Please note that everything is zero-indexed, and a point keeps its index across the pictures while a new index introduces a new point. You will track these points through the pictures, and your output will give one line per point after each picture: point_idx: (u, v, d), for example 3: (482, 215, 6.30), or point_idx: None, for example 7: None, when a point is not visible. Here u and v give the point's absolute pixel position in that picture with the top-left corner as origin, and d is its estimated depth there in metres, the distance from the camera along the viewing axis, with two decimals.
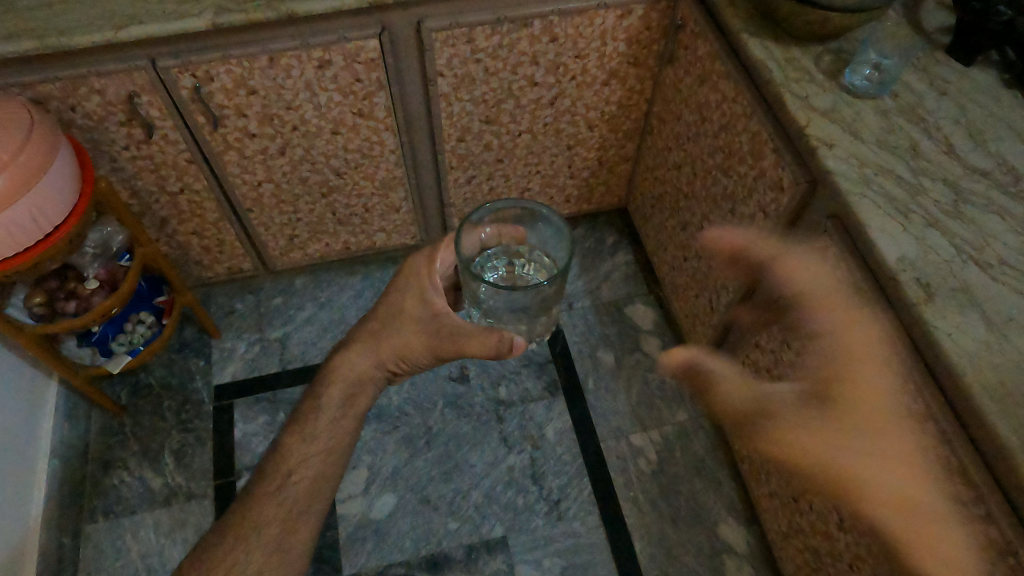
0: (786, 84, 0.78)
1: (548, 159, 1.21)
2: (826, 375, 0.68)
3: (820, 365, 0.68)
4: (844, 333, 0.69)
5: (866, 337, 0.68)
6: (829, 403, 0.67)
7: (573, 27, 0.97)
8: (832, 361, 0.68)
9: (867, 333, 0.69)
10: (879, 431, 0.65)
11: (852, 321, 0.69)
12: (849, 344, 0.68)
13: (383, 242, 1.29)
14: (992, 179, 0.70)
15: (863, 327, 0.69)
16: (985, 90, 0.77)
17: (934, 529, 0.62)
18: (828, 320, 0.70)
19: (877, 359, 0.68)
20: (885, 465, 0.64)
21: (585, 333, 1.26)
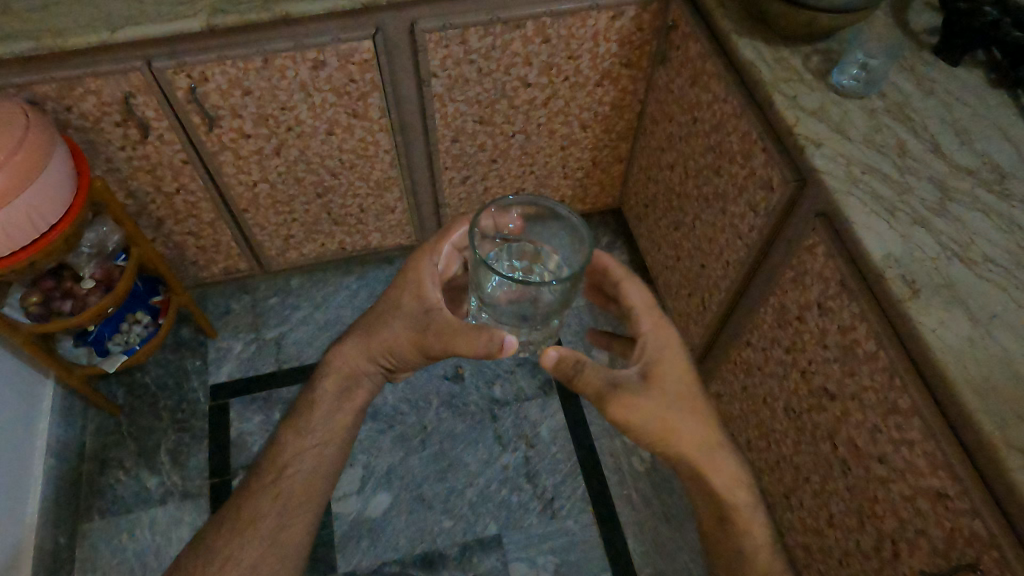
0: (774, 84, 0.79)
1: (543, 159, 1.22)
2: (652, 361, 0.65)
3: (654, 351, 0.65)
4: (651, 334, 0.66)
5: (673, 342, 0.66)
6: (659, 380, 0.64)
7: (565, 28, 0.98)
8: (664, 351, 0.65)
9: (664, 327, 0.66)
10: (700, 417, 0.67)
11: (662, 324, 0.66)
12: (665, 341, 0.66)
13: (378, 242, 1.30)
14: (978, 177, 0.71)
15: (667, 332, 0.66)
16: (972, 89, 0.78)
17: (737, 493, 0.69)
18: (648, 320, 0.66)
19: (681, 358, 0.66)
20: (700, 445, 0.67)
21: (579, 333, 1.27)
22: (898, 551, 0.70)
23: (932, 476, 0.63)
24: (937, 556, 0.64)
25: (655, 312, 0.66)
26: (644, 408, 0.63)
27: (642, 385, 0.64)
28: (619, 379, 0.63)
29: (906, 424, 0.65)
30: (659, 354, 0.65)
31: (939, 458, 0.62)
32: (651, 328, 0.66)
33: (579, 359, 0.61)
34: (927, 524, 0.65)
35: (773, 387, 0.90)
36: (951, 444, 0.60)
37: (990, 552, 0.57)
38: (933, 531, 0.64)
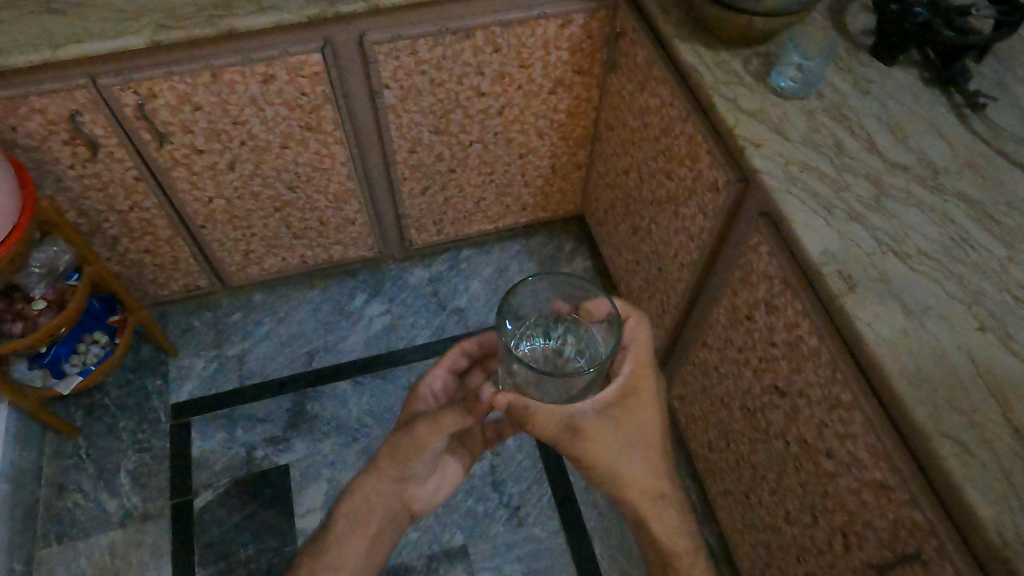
0: (715, 87, 0.80)
1: (501, 168, 1.22)
2: (613, 400, 0.64)
3: (624, 392, 0.65)
4: (631, 377, 0.65)
5: (648, 389, 0.66)
6: (615, 422, 0.64)
7: (515, 37, 0.99)
8: (635, 392, 0.65)
9: (647, 374, 0.66)
10: (655, 468, 0.68)
11: (647, 372, 0.66)
12: (638, 386, 0.65)
13: (340, 255, 1.30)
14: (911, 173, 0.72)
15: (647, 379, 0.66)
16: (906, 88, 0.80)
17: (678, 540, 0.71)
18: (634, 364, 0.65)
19: (649, 403, 0.66)
20: (649, 492, 0.69)
21: None
22: (848, 544, 0.70)
23: (874, 467, 0.64)
24: (883, 547, 0.65)
25: (643, 359, 0.65)
26: (599, 450, 0.64)
27: (600, 422, 0.63)
28: (578, 419, 0.62)
29: (848, 418, 0.66)
30: (624, 394, 0.65)
31: (879, 450, 0.63)
32: (632, 373, 0.65)
33: (527, 406, 0.59)
34: (872, 516, 0.66)
35: (729, 386, 0.91)
36: (889, 435, 0.61)
37: (930, 541, 0.58)
38: (878, 523, 0.65)
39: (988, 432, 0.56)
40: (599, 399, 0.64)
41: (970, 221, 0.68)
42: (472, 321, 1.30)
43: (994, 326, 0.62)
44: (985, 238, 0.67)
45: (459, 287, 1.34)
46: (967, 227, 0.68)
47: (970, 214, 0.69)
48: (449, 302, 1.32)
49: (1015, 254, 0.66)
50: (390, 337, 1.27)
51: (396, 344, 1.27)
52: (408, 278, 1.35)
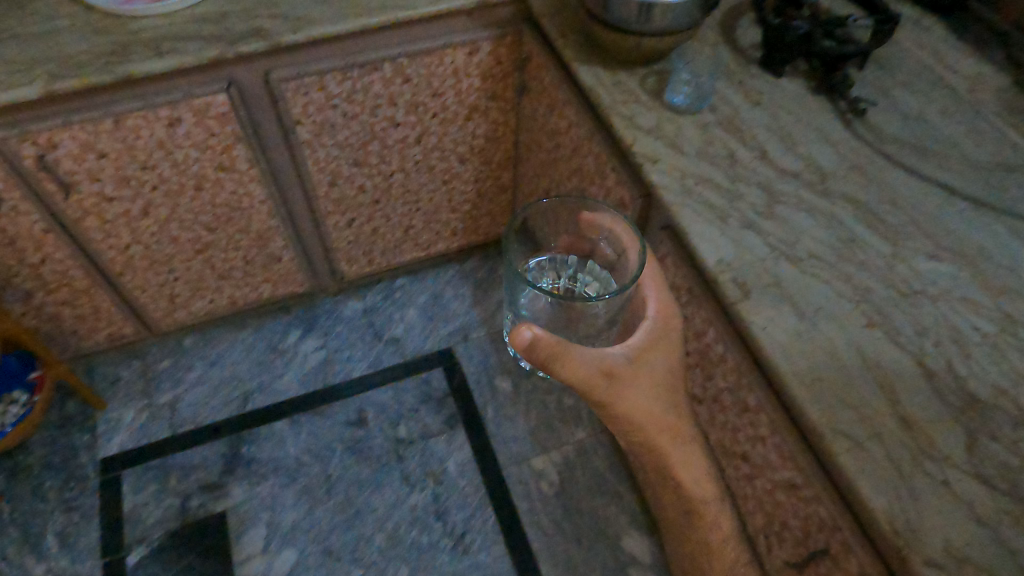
0: (614, 107, 0.82)
1: (427, 195, 1.23)
2: (644, 345, 0.67)
3: (654, 336, 0.68)
4: (656, 321, 0.68)
5: (674, 334, 0.69)
6: (646, 367, 0.67)
7: (424, 67, 1.00)
8: (663, 336, 0.68)
9: (671, 318, 0.69)
10: (680, 410, 0.69)
11: (671, 316, 0.69)
12: (666, 328, 0.69)
13: (269, 293, 1.28)
14: (801, 179, 0.75)
15: (671, 322, 0.69)
16: (795, 97, 0.83)
17: (705, 485, 0.70)
18: (658, 308, 0.69)
19: (674, 348, 0.69)
20: (678, 438, 0.69)
21: (480, 363, 1.27)
22: (769, 545, 0.71)
23: (783, 467, 0.65)
24: (799, 546, 0.66)
25: (665, 303, 0.69)
26: (636, 396, 0.66)
27: (633, 367, 0.66)
28: (609, 363, 0.64)
29: (756, 421, 0.68)
30: (651, 341, 0.68)
31: (785, 451, 0.64)
32: (656, 317, 0.68)
33: (557, 344, 0.59)
34: (787, 515, 0.67)
35: None
36: (792, 436, 0.63)
37: (835, 536, 0.59)
38: (791, 522, 0.66)
39: (879, 425, 0.58)
40: (629, 346, 0.67)
41: (856, 222, 0.71)
42: (409, 349, 1.29)
43: (881, 322, 0.64)
44: (870, 237, 0.70)
45: (395, 316, 1.33)
46: (855, 228, 0.71)
47: (855, 214, 0.72)
48: (385, 331, 1.31)
49: (899, 251, 0.69)
50: (327, 372, 1.26)
51: (333, 379, 1.25)
52: (343, 311, 1.34)
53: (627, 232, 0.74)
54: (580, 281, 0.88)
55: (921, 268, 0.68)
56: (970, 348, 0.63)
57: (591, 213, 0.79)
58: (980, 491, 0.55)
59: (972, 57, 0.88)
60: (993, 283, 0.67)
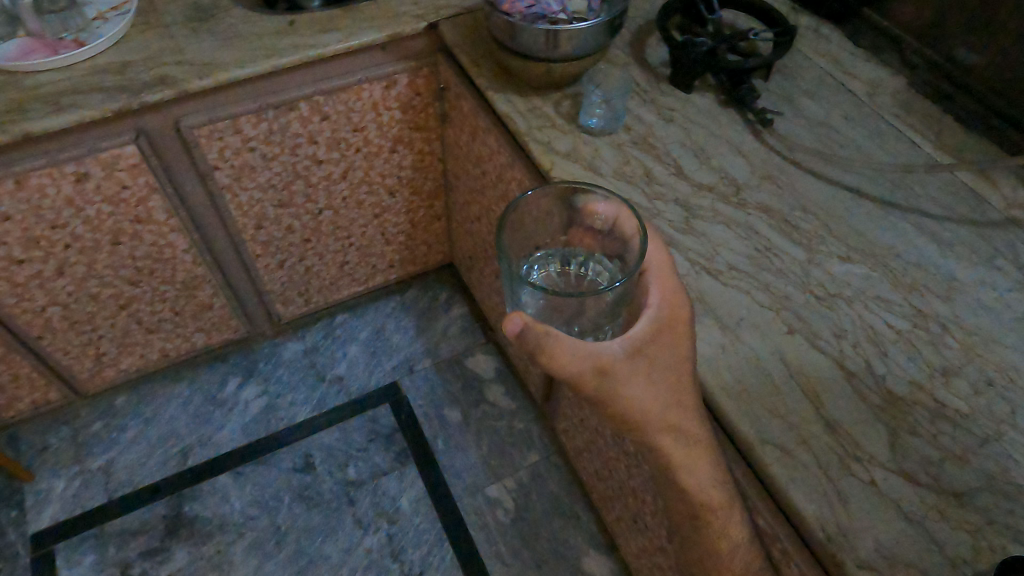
0: (530, 132, 0.82)
1: (358, 230, 1.21)
2: (647, 338, 0.56)
3: (656, 328, 0.56)
4: (661, 311, 0.57)
5: (682, 325, 0.58)
6: (649, 363, 0.56)
7: (341, 104, 0.99)
8: (667, 327, 0.57)
9: (679, 309, 0.58)
10: (683, 406, 0.58)
11: (677, 306, 0.58)
12: (671, 319, 0.58)
13: (203, 343, 1.24)
14: (716, 193, 0.76)
15: (680, 312, 0.58)
16: (706, 112, 0.85)
17: (709, 491, 0.57)
18: (663, 296, 0.58)
19: (682, 343, 0.58)
20: (680, 436, 0.57)
21: (427, 395, 1.25)
22: None
23: None
24: None
25: (671, 291, 0.58)
26: (635, 395, 0.56)
27: (631, 363, 0.55)
28: (608, 360, 0.54)
29: None
30: (656, 334, 0.57)
31: None
32: (660, 305, 0.57)
33: (552, 337, 0.50)
34: None
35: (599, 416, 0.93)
36: None
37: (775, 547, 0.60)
38: None
39: (805, 431, 0.59)
40: (631, 339, 0.55)
41: (771, 230, 0.73)
42: (353, 387, 1.26)
43: (802, 327, 0.66)
44: (785, 244, 0.72)
45: (337, 355, 1.30)
46: (771, 237, 0.72)
47: (770, 222, 0.74)
48: (328, 371, 1.28)
49: (814, 255, 0.71)
50: (269, 419, 1.22)
51: (276, 426, 1.21)
52: (282, 354, 1.31)
53: (631, 220, 0.60)
54: (589, 270, 0.67)
55: (835, 271, 0.70)
56: (886, 346, 0.65)
57: (588, 200, 0.64)
58: (903, 488, 0.56)
59: (870, 62, 0.92)
60: (902, 280, 0.69)
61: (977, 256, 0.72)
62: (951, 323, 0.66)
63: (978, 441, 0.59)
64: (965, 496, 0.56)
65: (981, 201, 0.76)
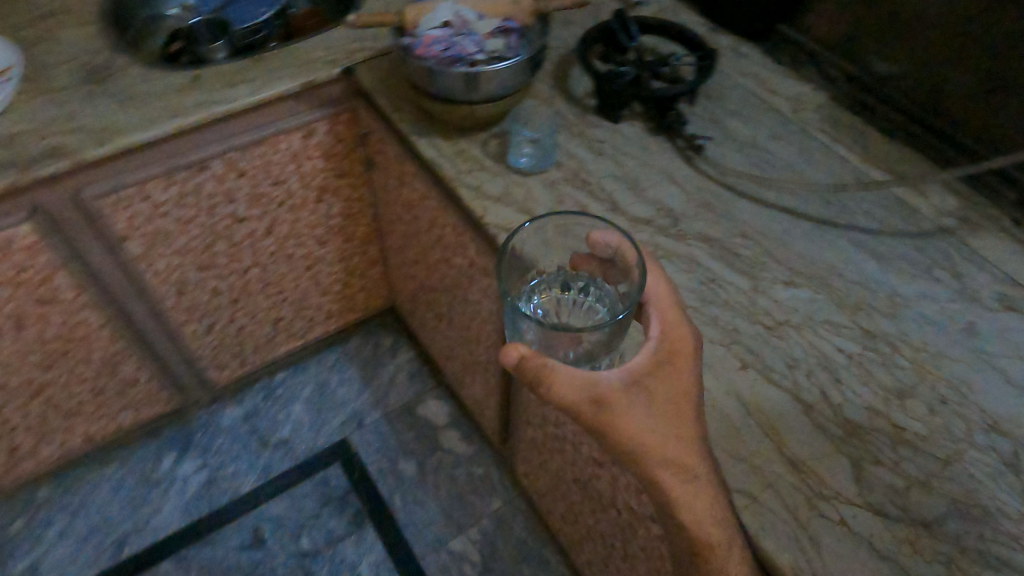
0: (458, 177, 0.78)
1: (291, 284, 1.15)
2: (646, 370, 0.54)
3: (657, 360, 0.54)
4: (661, 341, 0.55)
5: (686, 355, 0.55)
6: (648, 396, 0.53)
7: (258, 158, 0.93)
8: (670, 356, 0.54)
9: (684, 339, 0.55)
10: (689, 439, 0.53)
11: (681, 336, 0.55)
12: (673, 349, 0.55)
13: (131, 420, 1.15)
14: (655, 226, 0.74)
15: (684, 342, 0.55)
16: (635, 141, 0.83)
17: (710, 529, 0.51)
18: (665, 326, 0.55)
19: (688, 373, 0.54)
20: (680, 473, 0.52)
21: (380, 449, 1.20)
22: None
23: None
24: None
25: (674, 321, 0.56)
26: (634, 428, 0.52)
27: (630, 396, 0.53)
28: (602, 392, 0.52)
29: None
30: (656, 366, 0.54)
31: None
32: (660, 336, 0.55)
33: (543, 365, 0.51)
34: None
35: (560, 460, 0.89)
36: None
37: None
38: None
39: (770, 473, 0.57)
40: (629, 370, 0.53)
41: (713, 260, 0.71)
42: (300, 449, 1.19)
43: (754, 361, 0.64)
44: (729, 274, 0.70)
45: (279, 416, 1.23)
46: (713, 267, 0.71)
47: (711, 252, 0.72)
48: (271, 434, 1.21)
49: (758, 283, 0.70)
50: (211, 495, 1.14)
51: (220, 501, 1.13)
52: (220, 422, 1.23)
53: (630, 249, 0.56)
54: (589, 296, 0.61)
55: (781, 297, 0.69)
56: (838, 371, 0.63)
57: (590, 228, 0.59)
58: (875, 524, 0.54)
59: (790, 79, 0.92)
60: (847, 300, 0.69)
61: (916, 269, 0.72)
62: (899, 340, 0.66)
63: (939, 463, 0.58)
64: (934, 525, 0.54)
65: (913, 212, 0.76)
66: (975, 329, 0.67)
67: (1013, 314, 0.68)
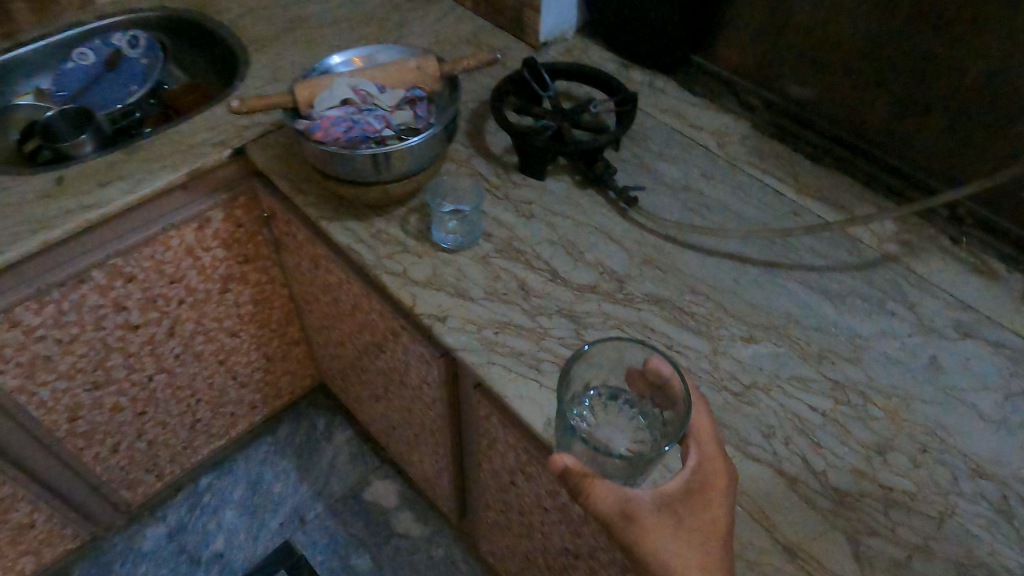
0: (380, 264, 0.71)
1: (204, 383, 1.03)
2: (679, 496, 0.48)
3: (691, 485, 0.48)
4: (697, 465, 0.49)
5: (723, 485, 0.49)
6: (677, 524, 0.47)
7: (146, 259, 0.82)
8: (705, 483, 0.49)
9: (724, 469, 0.49)
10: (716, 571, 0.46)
11: (720, 465, 0.49)
12: (708, 478, 0.49)
13: (33, 565, 0.99)
14: (600, 292, 0.69)
15: (722, 471, 0.49)
16: (565, 198, 0.78)
17: None
18: (703, 453, 0.50)
19: (722, 506, 0.48)
20: None
21: (328, 546, 1.09)
22: None
23: None
24: None
25: (714, 447, 0.50)
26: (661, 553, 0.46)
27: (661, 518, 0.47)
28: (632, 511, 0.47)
29: None
30: (691, 492, 0.48)
31: None
32: (697, 462, 0.49)
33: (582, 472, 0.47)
34: None
35: (528, 545, 0.82)
36: None
37: None
38: None
39: (767, 566, 0.52)
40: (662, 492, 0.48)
41: (667, 324, 0.67)
42: (238, 562, 1.07)
43: (728, 436, 0.59)
44: (686, 338, 0.66)
45: (209, 528, 1.11)
46: (668, 332, 0.66)
47: (663, 316, 0.67)
48: (203, 551, 1.08)
49: (717, 344, 0.65)
50: None
51: None
52: (140, 546, 1.08)
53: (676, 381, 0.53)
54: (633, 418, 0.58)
55: (743, 356, 0.65)
56: (816, 433, 0.60)
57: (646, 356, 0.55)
58: None
59: (710, 111, 0.89)
60: (810, 350, 0.65)
61: (869, 304, 0.69)
62: (869, 388, 0.63)
63: (934, 523, 0.55)
64: None
65: (854, 242, 0.74)
66: (939, 363, 0.65)
67: (972, 341, 0.66)
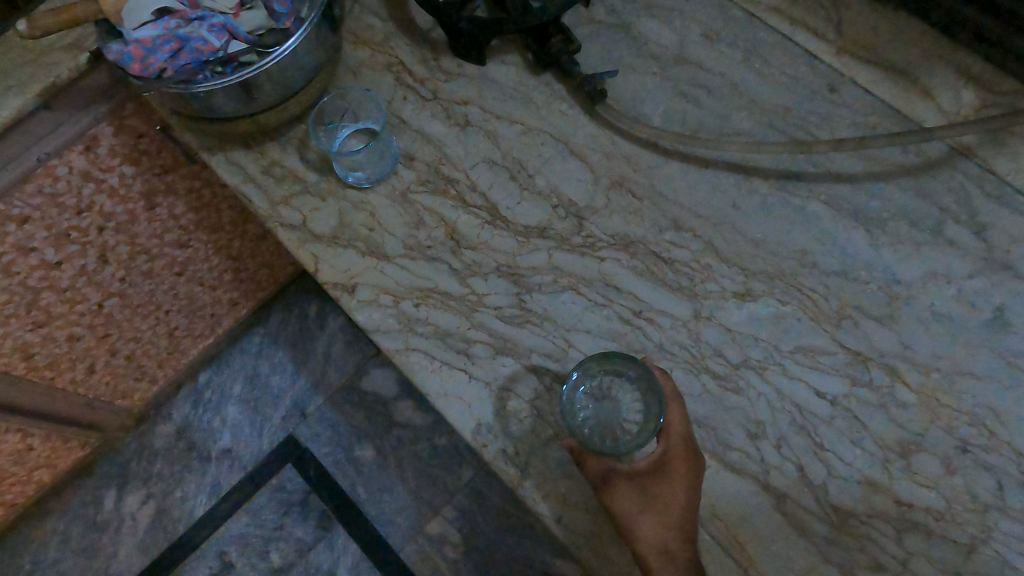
0: (274, 212, 0.56)
1: (168, 295, 0.95)
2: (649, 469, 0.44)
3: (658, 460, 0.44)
4: (664, 451, 0.44)
5: (689, 470, 0.44)
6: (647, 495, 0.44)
7: (35, 195, 0.70)
8: (671, 466, 0.44)
9: (693, 454, 0.44)
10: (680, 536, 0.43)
11: (689, 450, 0.44)
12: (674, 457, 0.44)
13: (50, 474, 1.02)
14: (553, 237, 0.53)
15: (689, 455, 0.44)
16: (512, 91, 0.57)
17: None
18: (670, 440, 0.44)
19: (685, 493, 0.43)
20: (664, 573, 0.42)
21: (332, 438, 1.08)
22: None
23: None
24: None
25: (683, 432, 0.44)
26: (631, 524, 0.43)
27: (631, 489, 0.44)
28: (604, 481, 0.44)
29: None
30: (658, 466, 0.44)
31: None
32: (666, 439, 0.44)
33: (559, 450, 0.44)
34: None
35: None
36: None
37: None
38: None
39: None
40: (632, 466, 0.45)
41: (637, 281, 0.51)
42: (247, 457, 1.09)
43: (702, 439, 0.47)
44: (661, 299, 0.51)
45: (215, 423, 1.11)
46: (638, 292, 0.51)
47: (633, 268, 0.52)
48: (212, 446, 1.10)
49: (701, 306, 0.50)
50: (166, 525, 1.07)
51: (177, 529, 1.07)
52: (152, 443, 1.10)
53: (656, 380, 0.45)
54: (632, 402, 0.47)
55: (734, 322, 0.49)
56: (818, 430, 0.47)
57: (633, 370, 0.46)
58: None
59: None
60: (827, 308, 0.49)
61: (922, 231, 0.50)
62: (900, 361, 0.48)
63: (953, 551, 0.44)
64: None
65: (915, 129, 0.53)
66: (1007, 320, 0.48)
67: None
